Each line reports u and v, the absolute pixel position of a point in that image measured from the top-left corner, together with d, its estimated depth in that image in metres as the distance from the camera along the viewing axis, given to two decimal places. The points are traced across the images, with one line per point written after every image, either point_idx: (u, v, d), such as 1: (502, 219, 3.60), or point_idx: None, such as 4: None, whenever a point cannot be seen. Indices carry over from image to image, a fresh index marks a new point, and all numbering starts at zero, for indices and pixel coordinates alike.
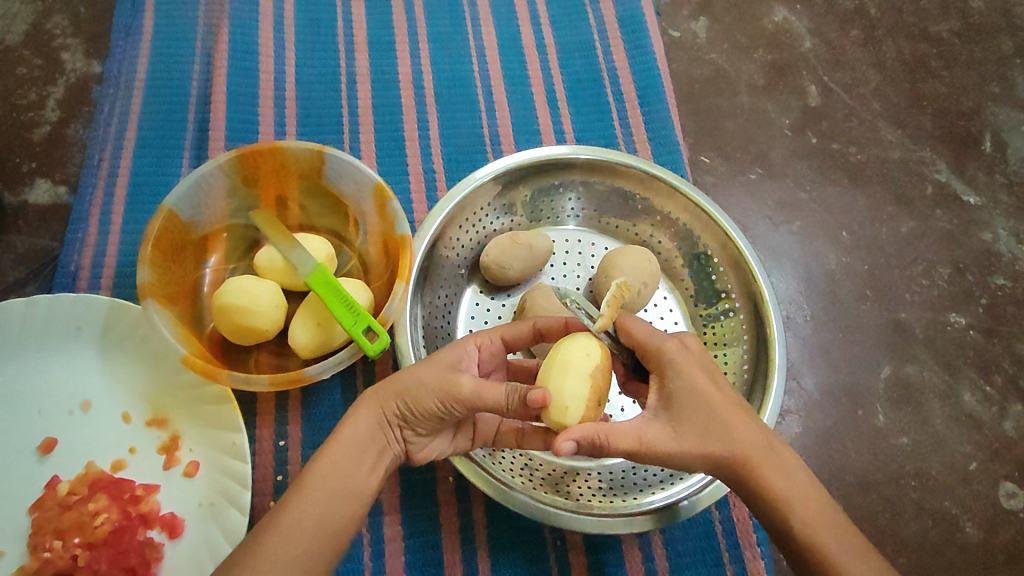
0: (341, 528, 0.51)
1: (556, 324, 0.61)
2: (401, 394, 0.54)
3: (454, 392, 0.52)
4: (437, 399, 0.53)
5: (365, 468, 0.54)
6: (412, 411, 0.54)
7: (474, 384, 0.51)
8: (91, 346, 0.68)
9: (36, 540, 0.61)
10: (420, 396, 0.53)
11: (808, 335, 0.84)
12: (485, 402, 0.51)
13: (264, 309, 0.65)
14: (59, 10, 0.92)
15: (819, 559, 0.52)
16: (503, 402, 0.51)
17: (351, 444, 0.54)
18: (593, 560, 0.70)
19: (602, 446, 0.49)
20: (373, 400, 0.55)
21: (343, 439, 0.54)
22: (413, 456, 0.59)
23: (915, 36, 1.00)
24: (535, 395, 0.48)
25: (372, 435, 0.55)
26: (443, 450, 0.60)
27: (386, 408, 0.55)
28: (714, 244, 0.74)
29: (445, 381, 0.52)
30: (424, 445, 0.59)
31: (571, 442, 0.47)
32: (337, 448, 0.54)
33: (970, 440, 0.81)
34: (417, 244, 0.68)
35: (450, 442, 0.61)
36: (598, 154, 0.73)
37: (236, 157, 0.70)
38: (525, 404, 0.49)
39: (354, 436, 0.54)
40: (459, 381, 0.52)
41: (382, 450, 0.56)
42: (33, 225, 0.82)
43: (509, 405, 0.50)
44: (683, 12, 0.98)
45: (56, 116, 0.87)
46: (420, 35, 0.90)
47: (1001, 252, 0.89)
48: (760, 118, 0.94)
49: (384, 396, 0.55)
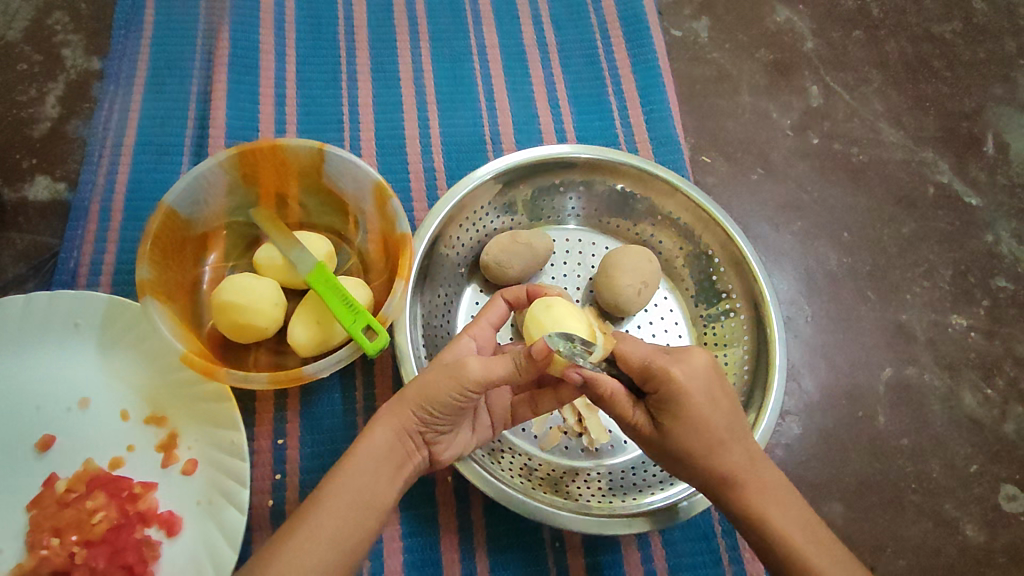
0: (361, 533, 0.52)
1: (519, 293, 0.66)
2: (414, 401, 0.54)
3: (464, 377, 0.51)
4: (451, 394, 0.52)
5: (387, 477, 0.55)
6: (428, 414, 0.54)
7: (481, 366, 0.52)
8: (89, 342, 0.68)
9: (34, 536, 0.61)
10: (433, 396, 0.53)
11: (808, 336, 0.84)
12: (498, 376, 0.52)
13: (262, 307, 0.65)
14: (60, 7, 0.92)
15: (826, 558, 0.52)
16: (512, 369, 0.52)
17: (370, 458, 0.54)
18: (592, 561, 0.70)
19: (608, 399, 0.55)
20: (389, 414, 0.55)
21: (362, 454, 0.55)
22: (441, 460, 0.59)
23: (917, 36, 1.00)
24: (540, 346, 0.51)
25: (393, 447, 0.55)
26: (465, 445, 0.61)
27: (403, 419, 0.55)
28: (715, 245, 0.74)
29: (452, 373, 0.52)
30: (449, 444, 0.59)
31: (580, 373, 0.54)
32: (356, 462, 0.54)
33: (970, 442, 0.81)
34: (417, 243, 0.67)
35: (470, 435, 0.61)
36: (599, 154, 0.73)
37: (235, 154, 0.70)
38: (532, 359, 0.51)
39: (374, 450, 0.55)
40: (465, 370, 0.51)
41: (403, 458, 0.56)
42: (32, 222, 0.82)
43: (519, 369, 0.52)
44: (685, 12, 0.98)
45: (56, 112, 0.87)
46: (422, 33, 0.90)
47: (1002, 254, 0.89)
48: (762, 117, 0.94)
49: (397, 409, 0.55)
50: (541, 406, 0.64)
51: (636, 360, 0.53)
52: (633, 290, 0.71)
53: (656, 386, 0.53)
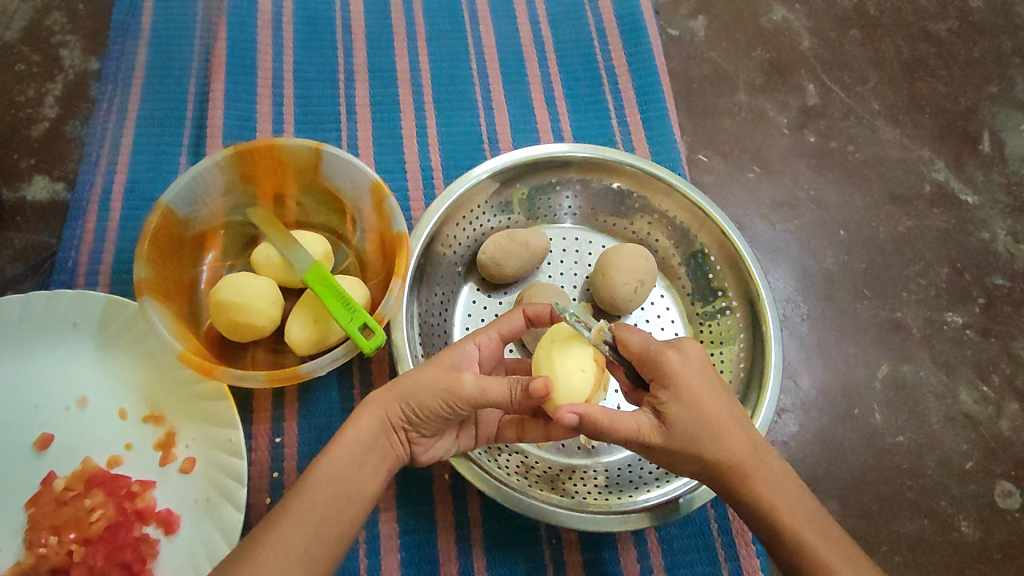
0: (344, 526, 0.52)
1: (542, 309, 0.62)
2: (404, 396, 0.54)
3: (457, 392, 0.52)
4: (440, 398, 0.53)
5: (366, 470, 0.54)
6: (414, 412, 0.54)
7: (475, 383, 0.52)
8: (88, 342, 0.68)
9: (32, 535, 0.61)
10: (423, 396, 0.53)
11: (805, 334, 0.84)
12: (490, 398, 0.52)
13: (260, 305, 0.65)
14: (58, 7, 0.92)
15: (815, 553, 0.52)
16: (505, 397, 0.52)
17: (354, 448, 0.54)
18: (590, 558, 0.70)
19: (603, 428, 0.51)
20: (376, 404, 0.56)
21: (346, 443, 0.54)
22: (418, 458, 0.59)
23: (913, 35, 1.00)
24: (539, 382, 0.49)
25: (375, 438, 0.55)
26: (448, 450, 0.61)
27: (389, 411, 0.55)
28: (711, 243, 0.74)
29: (448, 381, 0.53)
30: (429, 447, 0.59)
31: (574, 414, 0.50)
32: (340, 451, 0.54)
33: (966, 440, 0.81)
34: (414, 242, 0.67)
35: (454, 443, 0.61)
36: (594, 152, 0.73)
37: (233, 154, 0.70)
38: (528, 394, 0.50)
39: (358, 439, 0.55)
40: (461, 380, 0.52)
41: (384, 452, 0.56)
42: (31, 221, 0.82)
43: (512, 399, 0.52)
44: (682, 11, 0.98)
45: (55, 112, 0.88)
46: (418, 32, 0.90)
47: (998, 252, 0.89)
48: (759, 116, 0.94)
49: (385, 400, 0.55)
50: (527, 435, 0.63)
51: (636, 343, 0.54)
52: (630, 289, 0.72)
53: (655, 371, 0.53)
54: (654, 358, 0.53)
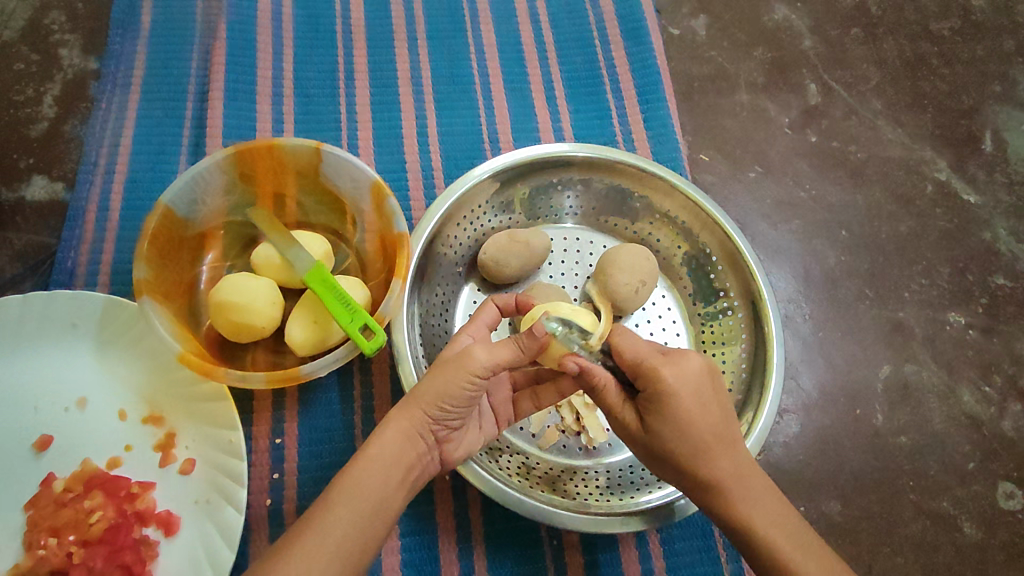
0: (369, 540, 0.52)
1: (508, 300, 0.64)
2: (423, 402, 0.54)
3: (474, 373, 0.52)
4: (460, 384, 0.53)
5: (399, 479, 0.54)
6: (438, 413, 0.54)
7: (486, 352, 0.52)
8: (87, 342, 0.68)
9: (32, 536, 0.61)
10: (445, 391, 0.53)
11: (806, 334, 0.84)
12: (503, 360, 0.53)
13: (260, 304, 0.65)
14: (57, 6, 0.92)
15: None
16: (517, 353, 0.53)
17: (380, 461, 0.54)
18: (591, 559, 0.70)
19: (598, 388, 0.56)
20: (398, 417, 0.55)
21: (370, 459, 0.54)
22: (450, 458, 0.59)
23: (915, 34, 1.00)
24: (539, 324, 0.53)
25: (403, 448, 0.55)
26: (477, 441, 0.62)
27: (413, 420, 0.55)
28: (713, 243, 0.74)
29: (459, 365, 0.52)
30: (458, 443, 0.60)
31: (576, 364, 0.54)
32: (363, 466, 0.54)
33: (969, 440, 0.80)
34: (415, 242, 0.67)
35: (478, 435, 0.62)
36: (596, 152, 0.73)
37: (233, 154, 0.70)
38: (532, 337, 0.52)
39: (383, 453, 0.54)
40: (471, 357, 0.52)
41: (415, 460, 0.56)
42: (30, 221, 0.82)
43: (522, 351, 0.53)
44: (683, 10, 0.98)
45: (53, 112, 0.87)
46: (418, 31, 0.90)
47: (1001, 252, 0.89)
48: (760, 115, 0.94)
49: (405, 412, 0.55)
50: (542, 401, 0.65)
51: (630, 356, 0.54)
52: (631, 289, 0.72)
53: (646, 383, 0.53)
54: (648, 373, 0.53)
